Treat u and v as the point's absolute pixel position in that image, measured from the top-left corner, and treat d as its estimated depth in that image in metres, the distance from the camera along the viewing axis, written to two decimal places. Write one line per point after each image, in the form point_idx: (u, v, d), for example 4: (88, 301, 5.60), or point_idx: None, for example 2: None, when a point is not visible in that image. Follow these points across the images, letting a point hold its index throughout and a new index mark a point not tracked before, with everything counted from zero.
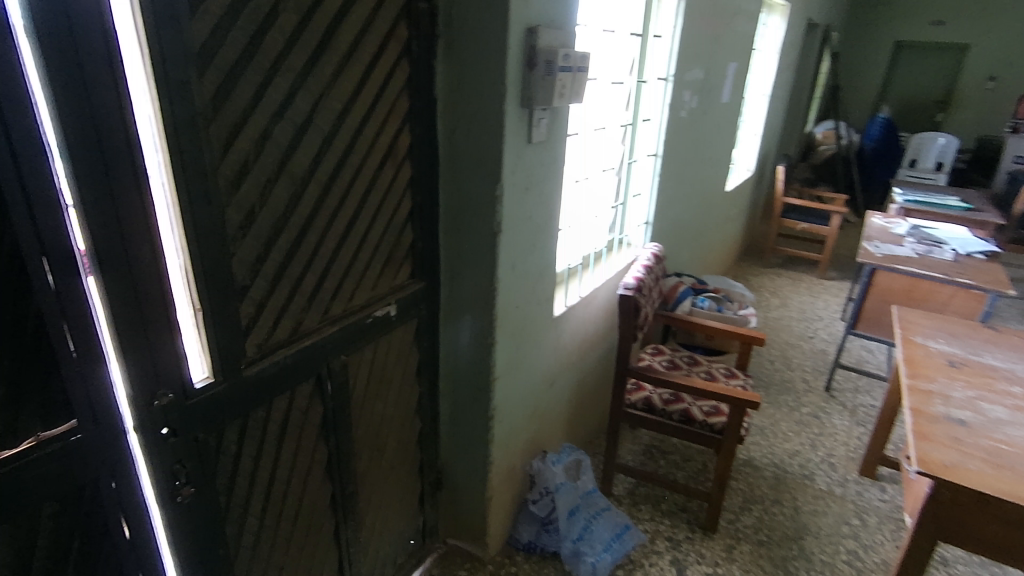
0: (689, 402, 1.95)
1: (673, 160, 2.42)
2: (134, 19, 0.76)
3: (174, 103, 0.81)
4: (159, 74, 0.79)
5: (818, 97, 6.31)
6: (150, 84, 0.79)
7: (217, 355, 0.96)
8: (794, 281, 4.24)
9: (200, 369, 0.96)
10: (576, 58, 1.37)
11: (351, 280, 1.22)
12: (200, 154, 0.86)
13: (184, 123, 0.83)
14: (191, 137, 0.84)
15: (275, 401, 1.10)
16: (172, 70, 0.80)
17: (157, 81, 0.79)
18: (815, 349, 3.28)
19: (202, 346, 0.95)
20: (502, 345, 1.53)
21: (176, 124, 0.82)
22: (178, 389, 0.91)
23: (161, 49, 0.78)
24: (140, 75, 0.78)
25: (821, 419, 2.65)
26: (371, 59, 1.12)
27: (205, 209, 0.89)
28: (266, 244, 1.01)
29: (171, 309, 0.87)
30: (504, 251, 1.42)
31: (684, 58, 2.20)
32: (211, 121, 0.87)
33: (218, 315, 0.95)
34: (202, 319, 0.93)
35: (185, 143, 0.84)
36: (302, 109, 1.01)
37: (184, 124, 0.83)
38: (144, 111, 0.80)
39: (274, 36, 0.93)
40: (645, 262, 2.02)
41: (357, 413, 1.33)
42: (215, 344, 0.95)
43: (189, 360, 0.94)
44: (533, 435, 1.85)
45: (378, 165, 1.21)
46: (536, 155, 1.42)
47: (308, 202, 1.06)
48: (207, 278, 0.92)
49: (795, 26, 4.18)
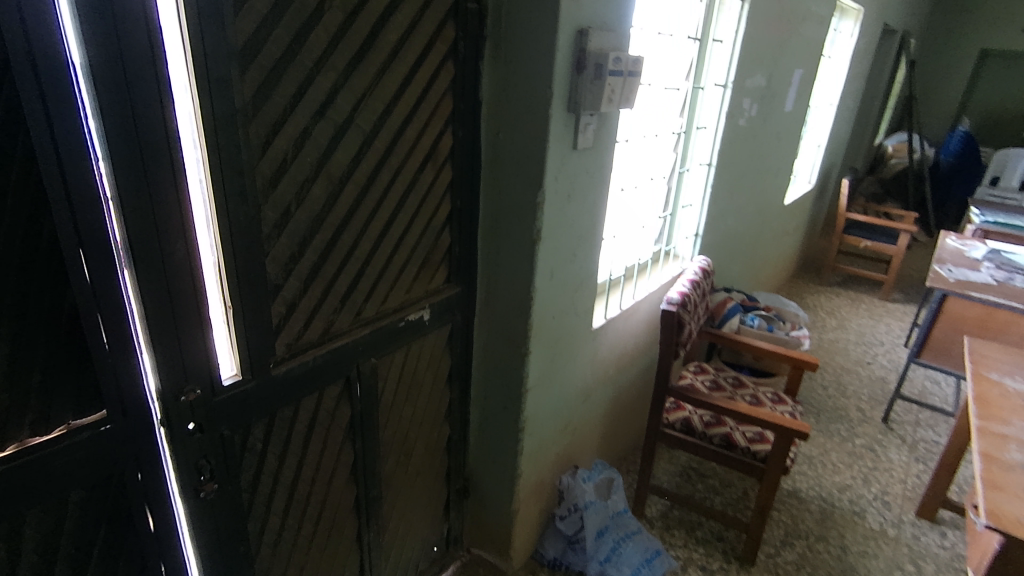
0: (732, 426, 1.85)
1: (728, 171, 2.31)
2: (178, 15, 0.76)
3: (214, 100, 0.81)
4: (201, 71, 0.79)
5: (890, 108, 5.97)
6: (192, 81, 0.79)
7: (246, 353, 0.96)
8: (854, 302, 4.01)
9: (229, 366, 0.97)
10: (628, 63, 1.31)
11: (385, 283, 1.21)
12: (238, 152, 0.86)
13: (223, 120, 0.83)
14: (230, 134, 0.84)
15: (302, 401, 1.10)
16: (214, 67, 0.80)
17: (198, 79, 0.79)
18: (873, 376, 3.08)
19: (232, 344, 0.95)
20: (536, 356, 1.48)
21: (215, 121, 0.82)
22: (206, 385, 0.91)
23: (204, 46, 0.78)
24: (182, 72, 0.79)
25: (876, 452, 2.48)
26: (416, 60, 1.10)
27: (240, 206, 0.88)
28: (301, 244, 1.00)
29: (203, 306, 0.87)
30: (543, 260, 1.37)
31: (746, 64, 2.09)
32: (250, 119, 0.87)
33: (249, 313, 0.94)
34: (233, 316, 0.93)
35: (223, 140, 0.84)
36: (344, 109, 1.00)
37: (223, 122, 0.83)
38: (185, 107, 0.80)
39: (318, 34, 0.92)
40: (692, 276, 1.93)
41: (384, 416, 1.32)
42: (244, 342, 0.95)
43: (219, 356, 0.95)
44: (565, 449, 1.80)
45: (419, 168, 1.19)
46: (581, 162, 1.37)
47: (344, 202, 1.05)
48: (240, 276, 0.91)
49: (869, 32, 3.95)
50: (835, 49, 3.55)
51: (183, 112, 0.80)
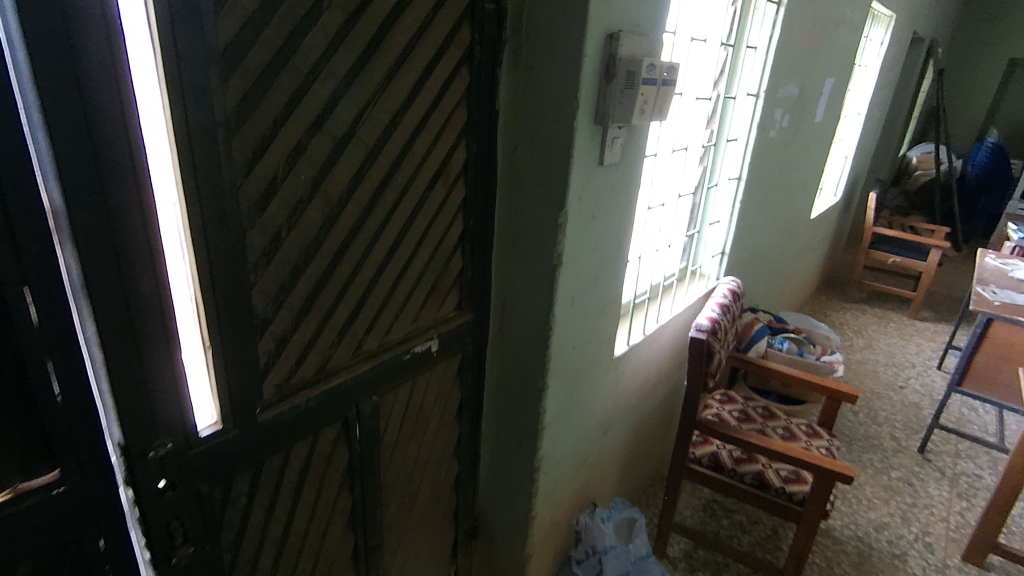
0: (764, 463, 1.70)
1: (757, 186, 2.18)
2: (147, 10, 0.64)
3: (189, 111, 0.69)
4: (172, 77, 0.67)
5: (915, 118, 5.78)
6: (162, 89, 0.67)
7: (228, 399, 0.84)
8: (881, 320, 3.83)
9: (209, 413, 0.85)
10: (662, 69, 1.18)
11: (389, 312, 1.08)
12: (219, 171, 0.74)
13: (200, 135, 0.71)
14: (209, 151, 0.72)
15: (293, 447, 0.98)
16: (189, 70, 0.68)
17: (169, 85, 0.67)
18: (906, 402, 2.91)
19: (212, 389, 0.83)
20: (554, 390, 1.36)
21: (191, 135, 0.70)
22: (180, 438, 0.79)
23: (176, 47, 0.66)
24: (150, 77, 0.66)
25: (914, 487, 2.31)
26: (427, 66, 0.99)
27: (221, 233, 0.76)
28: (293, 273, 0.88)
29: (176, 348, 0.75)
30: (564, 286, 1.24)
31: (778, 73, 1.96)
32: (234, 133, 0.75)
33: (232, 354, 0.83)
34: (213, 358, 0.81)
35: (200, 156, 0.72)
36: (344, 121, 0.88)
37: (201, 135, 0.71)
38: (154, 119, 0.68)
39: (316, 36, 0.80)
40: (721, 300, 1.80)
41: (386, 457, 1.20)
42: (225, 386, 0.83)
43: (196, 403, 0.82)
44: (583, 485, 1.66)
45: (428, 185, 1.07)
46: (608, 178, 1.24)
47: (344, 225, 0.94)
48: (220, 311, 0.79)
49: (899, 40, 3.79)
50: (866, 56, 3.40)
51: (151, 124, 0.68)
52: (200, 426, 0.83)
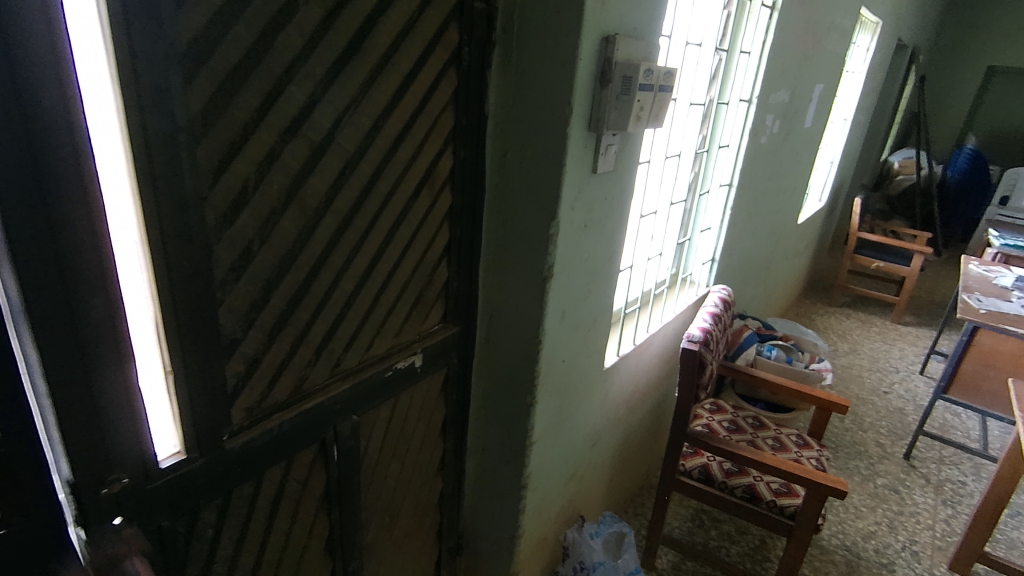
0: (755, 476, 1.68)
1: (747, 192, 2.15)
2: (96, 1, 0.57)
3: (146, 115, 0.62)
4: (126, 77, 0.60)
5: (898, 123, 5.84)
6: (115, 89, 0.60)
7: (192, 427, 0.77)
8: (865, 324, 3.85)
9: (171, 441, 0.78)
10: (659, 75, 1.13)
11: (370, 328, 1.02)
12: (182, 181, 0.67)
13: (159, 142, 0.64)
14: (170, 159, 0.65)
15: (265, 473, 0.92)
16: (147, 70, 0.61)
17: (123, 86, 0.60)
18: (890, 407, 2.91)
19: (174, 417, 0.76)
20: (543, 405, 1.31)
21: (149, 142, 0.63)
22: (137, 472, 0.72)
23: (131, 44, 0.59)
24: (100, 77, 0.59)
25: (900, 494, 2.31)
26: (412, 68, 0.93)
27: (184, 249, 0.69)
28: (265, 290, 0.82)
29: (132, 375, 0.69)
30: (554, 299, 1.19)
31: (770, 78, 1.93)
32: (199, 140, 0.68)
33: (196, 379, 0.76)
34: (174, 384, 0.74)
35: (160, 165, 0.64)
36: (321, 126, 0.81)
37: (160, 142, 0.64)
38: (106, 123, 0.60)
39: (290, 34, 0.74)
40: (712, 309, 1.77)
41: (367, 477, 1.14)
42: (189, 414, 0.76)
43: (156, 432, 0.76)
44: (570, 499, 1.61)
45: (413, 193, 1.01)
46: (601, 187, 1.19)
47: (321, 236, 0.87)
48: (184, 333, 0.73)
49: (884, 45, 3.81)
50: (853, 62, 3.40)
51: (102, 129, 0.60)
52: (160, 456, 0.76)
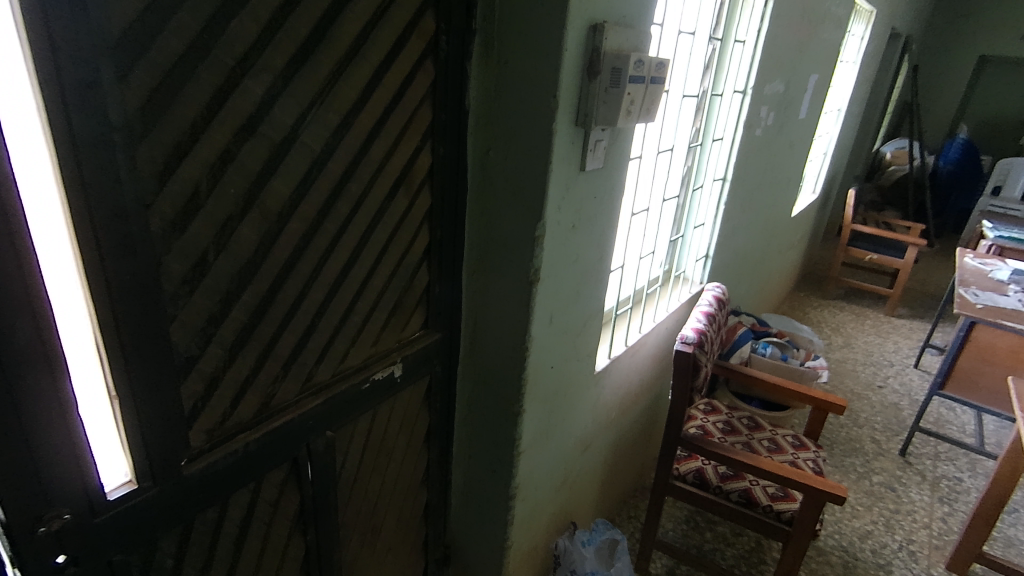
0: (751, 480, 1.63)
1: (741, 186, 2.09)
2: None
3: (73, 114, 0.55)
4: (47, 71, 0.53)
5: (890, 113, 5.80)
6: (35, 85, 0.53)
7: (143, 455, 0.71)
8: (859, 317, 3.82)
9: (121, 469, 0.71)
10: (651, 66, 1.05)
11: (345, 338, 0.96)
12: (120, 188, 0.60)
13: (90, 143, 0.57)
14: (104, 164, 0.58)
15: (231, 497, 0.85)
16: (72, 62, 0.54)
17: (42, 81, 0.53)
18: (885, 402, 2.88)
19: (122, 445, 0.70)
20: (532, 413, 1.25)
21: (78, 143, 0.56)
22: (81, 507, 0.66)
23: (50, 34, 0.52)
24: (16, 70, 0.52)
25: (896, 492, 2.28)
26: (384, 59, 0.86)
27: (125, 262, 0.63)
28: (224, 303, 0.75)
29: (69, 404, 0.62)
30: (541, 304, 1.13)
31: (765, 69, 1.86)
32: (139, 141, 0.61)
33: (146, 402, 0.69)
34: (120, 409, 0.68)
35: (92, 170, 0.57)
36: (283, 123, 0.75)
37: (92, 144, 0.57)
38: (25, 123, 0.53)
39: (244, 22, 0.67)
40: (706, 309, 1.72)
41: (345, 494, 1.08)
42: (138, 441, 0.70)
43: (102, 461, 0.69)
44: (562, 507, 1.56)
45: (388, 194, 0.95)
46: (589, 185, 1.13)
47: (286, 243, 0.81)
48: (129, 354, 0.66)
49: (878, 35, 3.75)
50: (847, 52, 3.34)
51: (19, 131, 0.53)
52: (109, 487, 0.69)
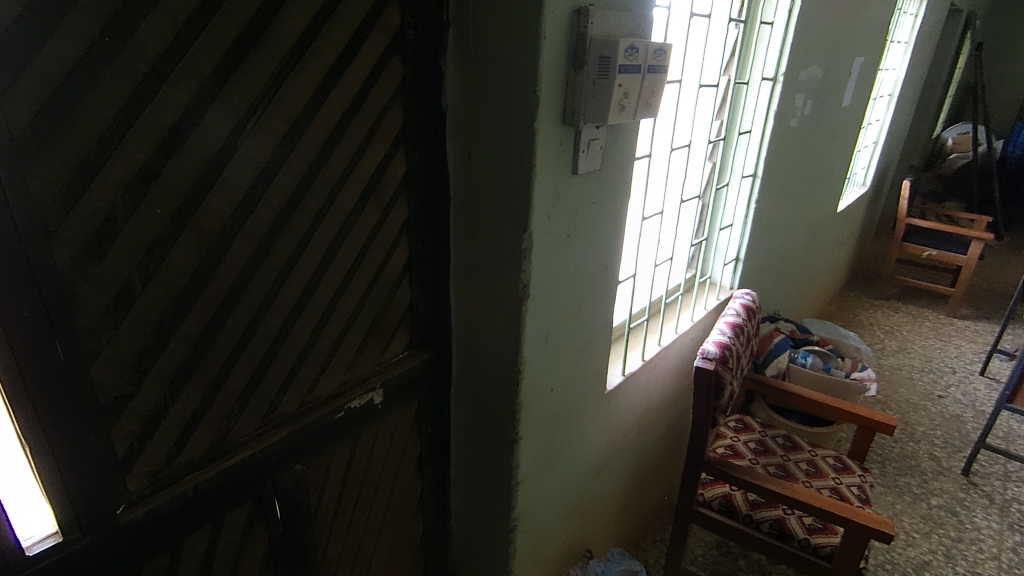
0: (785, 509, 1.48)
1: (775, 183, 1.92)
2: None
3: None
4: None
5: (952, 96, 5.36)
6: None
7: (67, 504, 0.64)
8: (916, 319, 3.53)
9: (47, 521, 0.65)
10: (648, 52, 0.93)
11: (313, 364, 0.88)
12: (7, 214, 0.53)
13: None
14: None
15: (184, 542, 0.78)
16: None
17: None
18: (946, 414, 2.62)
19: (44, 494, 0.63)
20: (530, 440, 1.14)
21: None
22: None
23: None
24: None
25: (958, 517, 2.05)
26: (338, 59, 0.77)
27: (24, 298, 0.56)
28: (158, 335, 0.68)
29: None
30: (533, 322, 1.02)
31: (800, 53, 1.69)
32: (31, 160, 0.54)
33: (67, 449, 0.63)
34: (36, 458, 0.61)
35: None
36: (217, 134, 0.67)
37: None
38: None
39: (157, 21, 0.59)
40: (732, 319, 1.57)
41: (326, 529, 1.01)
42: (58, 490, 0.63)
43: (18, 514, 0.62)
44: (574, 535, 1.45)
45: (355, 208, 0.86)
46: (584, 190, 1.02)
47: (232, 266, 0.73)
48: (37, 398, 0.59)
49: (935, 11, 3.43)
50: (898, 32, 3.07)
51: None
52: (29, 542, 0.63)
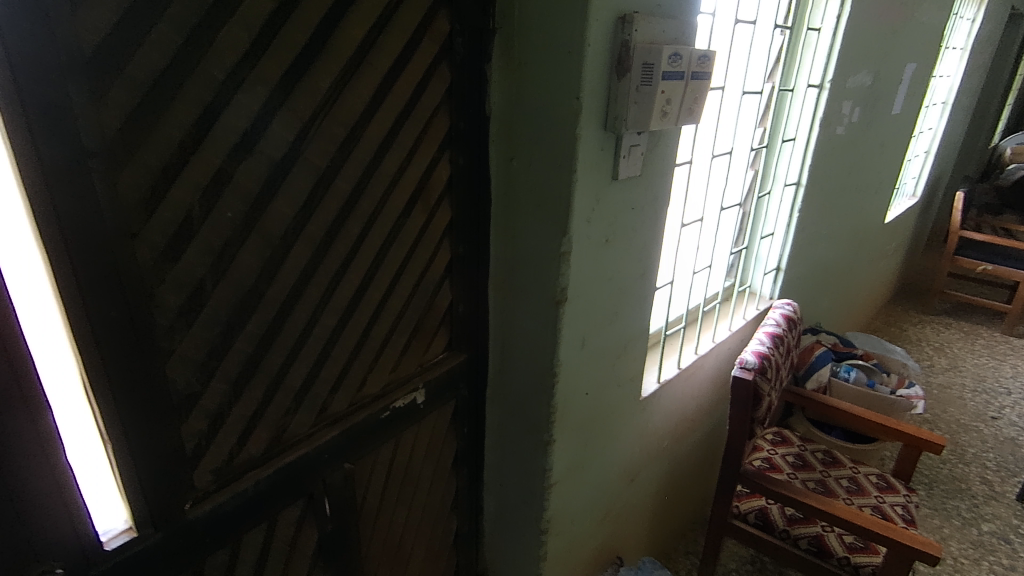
0: (824, 525, 1.44)
1: (820, 192, 1.88)
2: None
3: (44, 142, 0.52)
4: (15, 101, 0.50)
5: (1012, 105, 5.12)
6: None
7: (141, 499, 0.68)
8: (968, 336, 3.37)
9: (120, 515, 0.69)
10: (691, 59, 0.94)
11: (362, 364, 0.91)
12: (100, 221, 0.57)
13: (62, 171, 0.53)
14: (79, 193, 0.55)
15: (243, 537, 0.82)
16: (40, 89, 0.51)
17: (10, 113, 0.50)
18: (1000, 437, 2.50)
19: (118, 488, 0.67)
20: (563, 444, 1.15)
21: (48, 174, 0.53)
22: (74, 558, 0.63)
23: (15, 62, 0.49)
24: None
25: (1012, 545, 1.94)
26: (393, 66, 0.80)
27: (111, 298, 0.60)
28: (225, 334, 0.72)
29: (56, 452, 0.59)
30: (570, 326, 1.03)
31: (848, 59, 1.66)
32: (121, 168, 0.58)
33: (143, 445, 0.66)
34: (114, 452, 0.65)
35: (66, 202, 0.54)
36: (282, 139, 0.70)
37: (62, 173, 0.53)
38: None
39: (233, 30, 0.63)
40: (772, 329, 1.55)
41: (369, 525, 1.03)
42: (133, 484, 0.67)
43: (98, 507, 0.66)
44: (605, 541, 1.45)
45: (403, 211, 0.89)
46: (624, 196, 1.02)
47: (292, 267, 0.76)
48: (118, 394, 0.63)
49: (995, 17, 3.31)
50: (954, 38, 2.97)
51: None
52: (107, 537, 0.67)
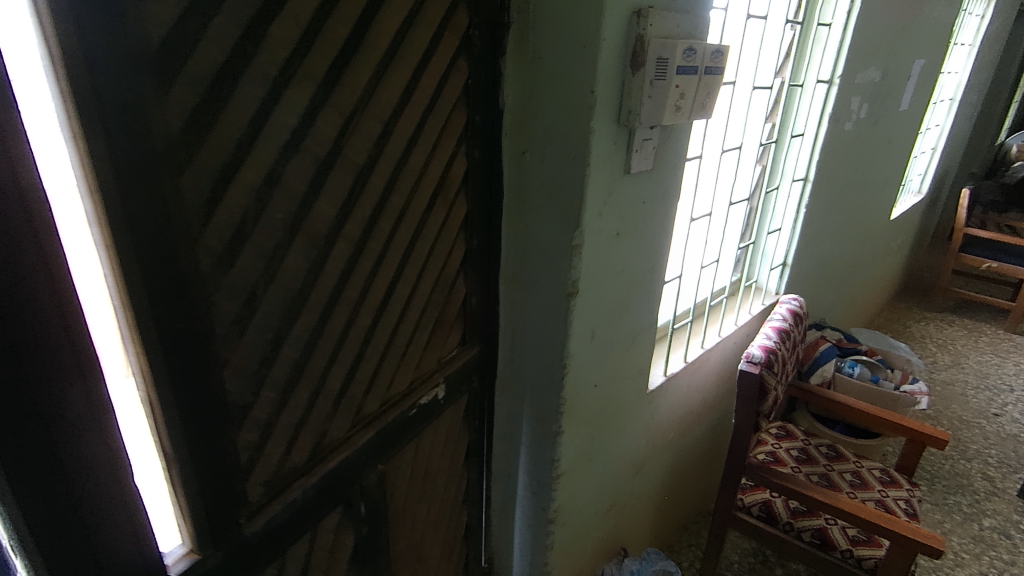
0: (828, 518, 1.45)
1: (827, 188, 1.89)
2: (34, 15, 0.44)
3: (115, 147, 0.50)
4: (87, 103, 0.47)
5: None
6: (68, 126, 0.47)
7: (198, 515, 0.66)
8: (971, 333, 3.38)
9: (175, 536, 0.67)
10: (705, 55, 0.96)
11: (391, 362, 0.92)
12: (165, 227, 0.55)
13: (132, 172, 0.51)
14: (149, 197, 0.53)
15: (290, 550, 0.81)
16: (110, 89, 0.48)
17: (82, 118, 0.47)
18: (1002, 433, 2.51)
19: (170, 504, 0.65)
20: (571, 435, 1.17)
21: (120, 175, 0.51)
22: None
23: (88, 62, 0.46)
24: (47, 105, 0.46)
25: (1013, 540, 1.96)
26: (421, 60, 0.80)
27: (177, 306, 0.58)
28: (275, 341, 0.70)
29: (126, 474, 0.56)
30: (580, 319, 1.05)
31: (858, 54, 1.66)
32: (184, 168, 0.55)
33: (201, 459, 0.64)
34: (171, 468, 0.63)
35: (138, 207, 0.52)
36: (328, 136, 0.69)
37: (133, 176, 0.51)
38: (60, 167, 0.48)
39: (284, 25, 0.61)
40: (778, 324, 1.56)
41: (395, 524, 1.04)
42: (192, 500, 0.65)
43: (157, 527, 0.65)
44: (611, 532, 1.46)
45: (427, 205, 0.90)
46: (636, 189, 1.03)
47: (333, 267, 0.75)
48: (180, 409, 0.61)
49: (1004, 13, 3.29)
50: (962, 34, 2.96)
51: (52, 173, 0.47)
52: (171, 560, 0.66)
